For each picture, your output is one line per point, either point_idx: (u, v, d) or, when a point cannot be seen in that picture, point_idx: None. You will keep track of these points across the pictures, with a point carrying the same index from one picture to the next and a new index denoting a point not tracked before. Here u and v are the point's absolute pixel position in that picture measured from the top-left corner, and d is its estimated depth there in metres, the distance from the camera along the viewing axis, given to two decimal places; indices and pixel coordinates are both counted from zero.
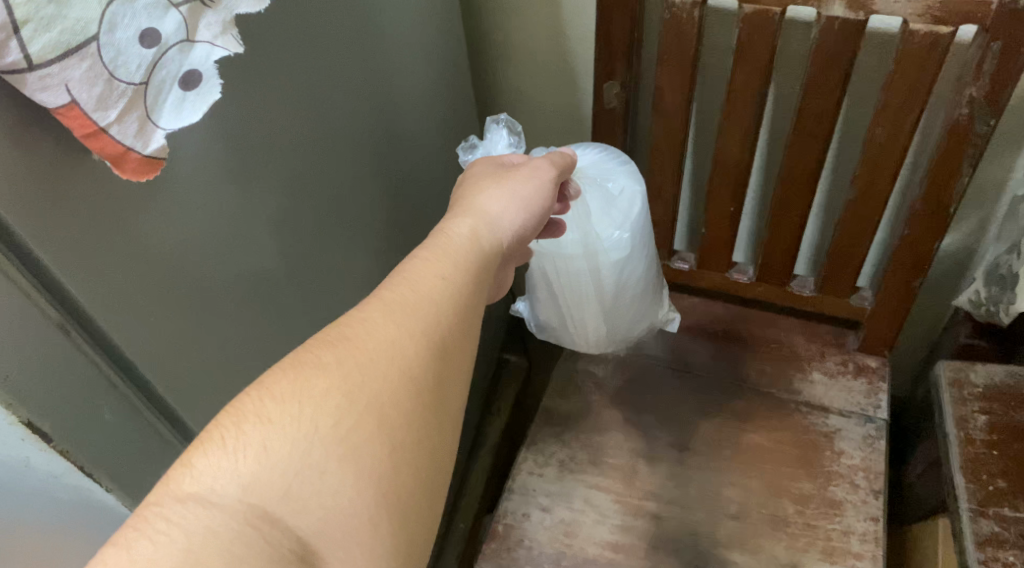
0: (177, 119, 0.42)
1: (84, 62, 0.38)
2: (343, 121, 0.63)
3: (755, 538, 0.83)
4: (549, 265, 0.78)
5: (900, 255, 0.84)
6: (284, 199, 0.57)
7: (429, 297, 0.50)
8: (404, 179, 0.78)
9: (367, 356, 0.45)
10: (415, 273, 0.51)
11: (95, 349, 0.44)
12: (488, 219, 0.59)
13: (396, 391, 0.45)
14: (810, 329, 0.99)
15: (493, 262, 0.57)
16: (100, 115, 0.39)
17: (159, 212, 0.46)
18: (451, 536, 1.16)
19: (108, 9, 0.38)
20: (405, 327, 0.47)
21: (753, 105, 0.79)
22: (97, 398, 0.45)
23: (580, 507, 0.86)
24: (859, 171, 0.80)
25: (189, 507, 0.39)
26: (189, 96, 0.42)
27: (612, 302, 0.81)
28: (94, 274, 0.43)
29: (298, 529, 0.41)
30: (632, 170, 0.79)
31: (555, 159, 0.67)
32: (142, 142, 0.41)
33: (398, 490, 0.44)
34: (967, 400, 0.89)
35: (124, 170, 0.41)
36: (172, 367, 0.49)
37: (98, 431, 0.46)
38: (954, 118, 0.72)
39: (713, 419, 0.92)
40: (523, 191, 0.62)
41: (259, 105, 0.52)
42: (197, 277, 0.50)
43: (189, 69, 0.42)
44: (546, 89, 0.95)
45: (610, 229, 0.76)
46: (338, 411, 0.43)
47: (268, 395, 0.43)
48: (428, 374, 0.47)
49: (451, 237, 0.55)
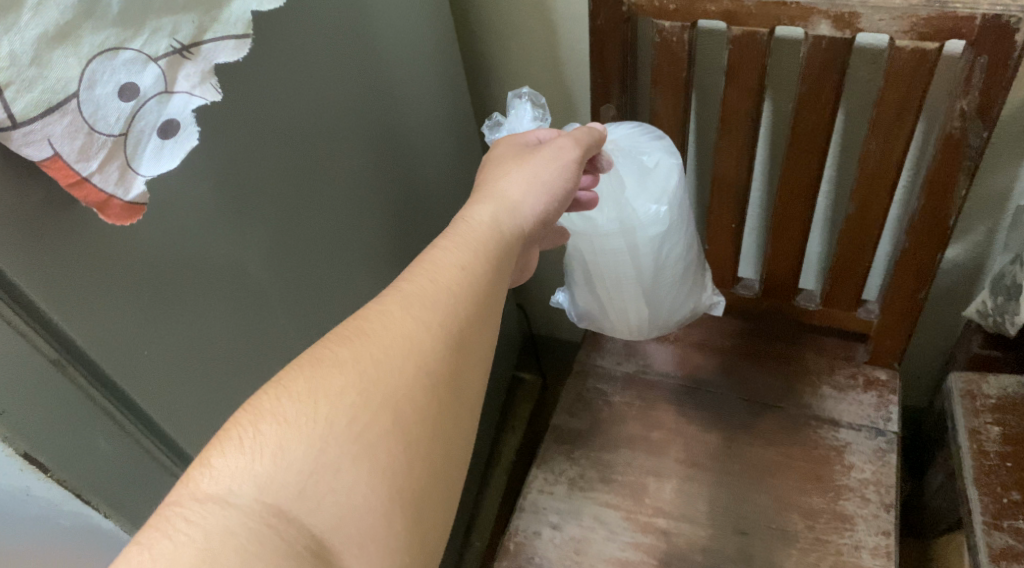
0: (156, 165, 0.44)
1: (65, 117, 0.40)
2: (339, 148, 0.65)
3: (765, 553, 0.82)
4: (585, 244, 0.80)
5: (904, 266, 0.84)
6: (276, 224, 0.59)
7: (447, 287, 0.51)
8: (406, 205, 0.79)
9: (384, 350, 0.46)
10: (434, 264, 0.52)
11: (90, 383, 0.46)
12: (509, 205, 0.59)
13: (411, 384, 0.46)
14: (820, 343, 0.99)
15: (513, 250, 0.57)
16: (83, 165, 0.41)
17: (150, 250, 0.48)
18: (467, 556, 1.16)
19: (88, 67, 0.41)
20: (423, 320, 0.48)
21: (748, 124, 0.80)
22: (90, 429, 0.47)
23: (590, 524, 0.87)
24: (857, 185, 0.80)
25: (208, 508, 0.41)
26: (168, 144, 0.45)
27: (650, 283, 0.81)
28: (92, 310, 0.45)
29: (314, 527, 0.42)
30: (666, 142, 0.80)
31: (581, 136, 0.66)
32: (123, 189, 0.43)
33: (413, 482, 0.44)
34: (980, 411, 0.88)
35: (108, 216, 0.43)
36: (168, 399, 0.51)
37: (94, 459, 0.48)
38: (947, 130, 0.72)
39: (723, 434, 0.92)
40: (545, 174, 0.62)
41: (247, 142, 0.54)
42: (193, 311, 0.52)
43: (167, 119, 0.45)
44: (547, 113, 0.97)
45: (647, 203, 0.77)
46: (354, 408, 0.44)
47: (285, 394, 0.44)
48: (445, 366, 0.48)
49: (471, 225, 0.56)
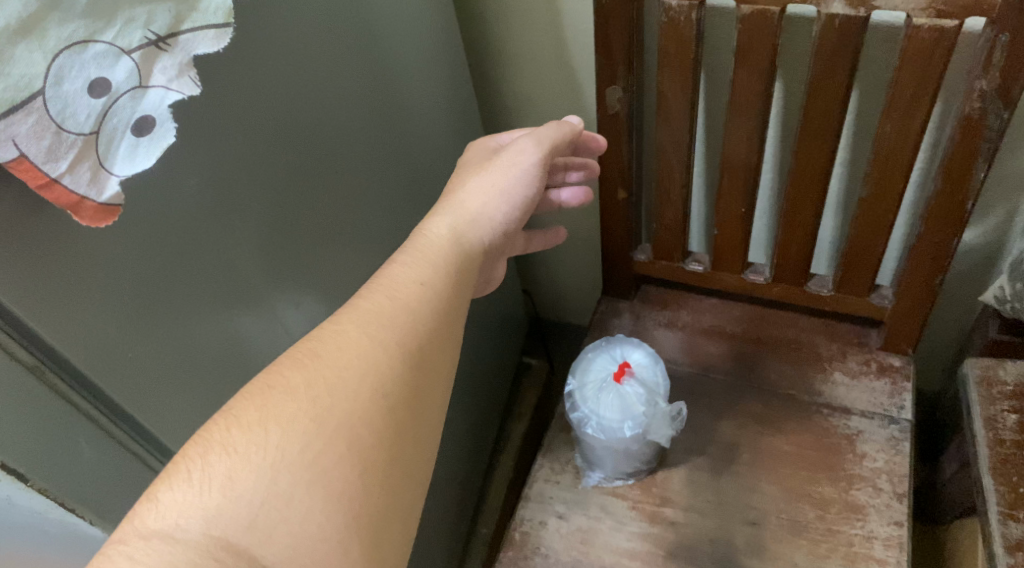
0: (131, 166, 0.43)
1: (30, 117, 0.39)
2: (336, 138, 0.63)
3: (774, 544, 0.81)
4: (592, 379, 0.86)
5: (918, 252, 0.81)
6: (274, 218, 0.57)
7: (406, 303, 0.50)
8: (407, 192, 0.77)
9: (337, 374, 0.45)
10: (393, 279, 0.51)
11: (68, 387, 0.45)
12: (467, 215, 0.58)
13: (366, 406, 0.45)
14: (831, 329, 0.96)
15: (473, 261, 0.56)
16: (51, 167, 0.40)
17: (133, 248, 0.46)
18: (474, 542, 1.16)
19: (55, 62, 0.39)
20: (379, 339, 0.47)
21: (759, 106, 0.77)
22: (72, 433, 0.46)
23: (597, 514, 0.85)
24: (871, 168, 0.77)
25: (154, 545, 0.40)
26: (143, 142, 0.43)
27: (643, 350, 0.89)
28: (74, 310, 0.44)
29: (265, 559, 0.40)
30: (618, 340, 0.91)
31: (545, 134, 0.63)
32: (96, 190, 0.42)
33: (369, 508, 0.43)
34: (996, 398, 0.85)
35: (81, 218, 0.42)
36: (157, 403, 0.50)
37: (77, 465, 0.47)
38: (965, 111, 0.69)
39: (731, 422, 0.90)
40: (505, 181, 0.61)
41: (242, 133, 0.52)
42: (185, 310, 0.50)
43: (141, 115, 0.43)
44: (552, 94, 0.94)
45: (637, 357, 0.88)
46: (306, 433, 0.43)
47: (235, 425, 0.43)
48: (404, 387, 0.46)
49: (429, 237, 0.55)
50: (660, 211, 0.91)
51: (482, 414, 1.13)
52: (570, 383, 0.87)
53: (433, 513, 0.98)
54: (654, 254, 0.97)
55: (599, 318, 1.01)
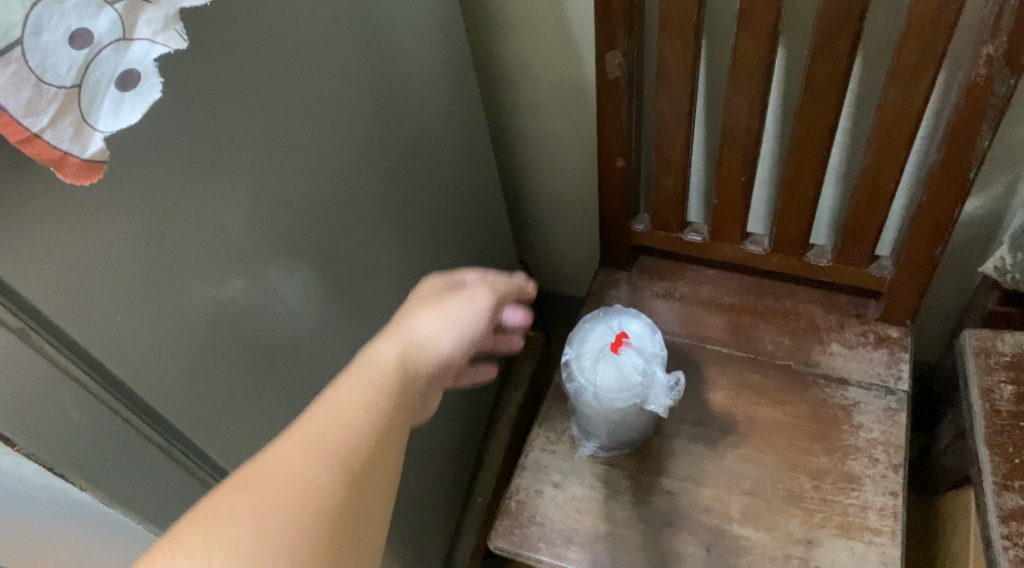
0: (116, 121, 0.41)
1: (7, 67, 0.37)
2: (329, 99, 0.62)
3: (769, 514, 0.81)
4: (589, 348, 0.86)
5: (918, 223, 0.81)
6: (267, 181, 0.56)
7: (350, 425, 0.48)
8: (403, 157, 0.76)
9: (282, 493, 0.43)
10: (335, 401, 0.49)
11: (59, 351, 0.43)
12: (415, 341, 0.57)
13: (309, 529, 0.43)
14: (829, 300, 0.96)
15: (415, 386, 0.54)
16: (32, 121, 0.38)
17: (118, 209, 0.44)
18: (470, 511, 1.16)
19: (33, 12, 0.38)
20: (322, 460, 0.45)
21: (761, 71, 0.76)
22: (58, 398, 0.44)
23: (592, 483, 0.85)
24: (873, 136, 0.76)
25: None
26: (127, 96, 0.42)
27: (641, 320, 0.88)
28: (63, 278, 0.42)
29: None
30: (613, 310, 0.90)
31: (497, 286, 0.66)
32: (80, 145, 0.40)
33: None
34: (994, 369, 0.85)
35: (65, 175, 0.40)
36: (155, 377, 0.48)
37: (68, 433, 0.45)
38: (971, 78, 0.68)
39: (727, 392, 0.90)
40: (456, 317, 0.60)
41: (233, 94, 0.51)
42: (177, 277, 0.49)
43: (125, 69, 0.42)
44: (550, 60, 0.93)
45: (634, 326, 0.87)
46: (251, 558, 0.41)
47: (171, 553, 0.40)
48: (347, 506, 0.44)
49: (375, 361, 0.53)
50: (659, 180, 0.90)
51: (479, 384, 1.13)
52: (567, 352, 0.86)
53: (430, 482, 0.98)
54: (653, 224, 0.96)
55: (596, 289, 1.01)
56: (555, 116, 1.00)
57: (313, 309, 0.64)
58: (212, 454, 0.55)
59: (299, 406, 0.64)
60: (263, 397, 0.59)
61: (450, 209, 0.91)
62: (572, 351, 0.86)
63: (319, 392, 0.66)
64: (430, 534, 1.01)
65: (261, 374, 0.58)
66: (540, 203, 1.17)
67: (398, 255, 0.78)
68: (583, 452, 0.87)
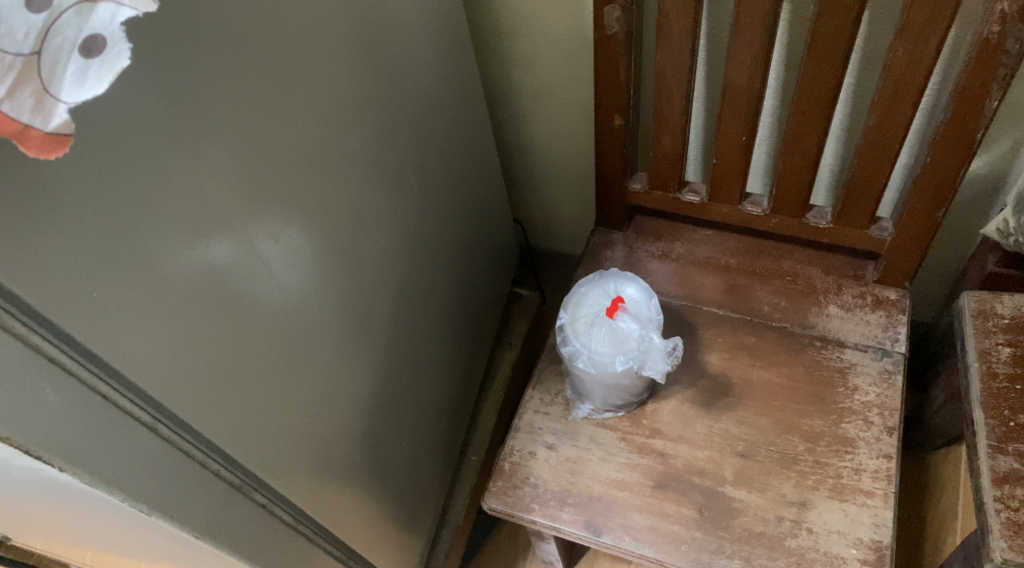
0: (79, 90, 0.38)
1: None
2: (314, 55, 0.59)
3: (762, 476, 0.80)
4: (584, 313, 0.84)
5: (922, 184, 0.79)
6: (248, 143, 0.53)
7: None
8: (395, 114, 0.74)
9: None
10: None
11: (32, 331, 0.42)
12: None
13: None
14: (827, 261, 0.94)
15: None
16: None
17: (87, 175, 0.42)
18: (464, 469, 1.16)
19: None
20: None
21: (764, 27, 0.73)
22: (34, 375, 0.42)
23: (586, 445, 0.85)
24: (880, 95, 0.74)
25: None
26: (92, 64, 0.38)
27: (638, 283, 0.87)
28: (32, 253, 0.40)
29: None
30: (610, 272, 0.89)
31: None
32: (42, 118, 0.37)
33: None
34: (992, 331, 0.82)
35: (27, 149, 0.37)
36: (137, 353, 0.47)
37: (47, 418, 0.43)
38: (983, 36, 0.66)
39: (723, 354, 0.89)
40: None
41: (210, 52, 0.49)
42: (159, 250, 0.47)
43: (90, 33, 0.39)
44: (546, 10, 0.89)
45: (631, 291, 0.86)
46: None
47: None
48: None
49: None
50: (656, 138, 0.88)
51: (472, 343, 1.11)
52: (562, 317, 0.85)
53: (424, 442, 0.97)
54: (650, 184, 0.94)
55: (591, 249, 0.99)
56: (550, 70, 0.97)
57: (302, 275, 0.62)
58: (200, 429, 0.53)
59: (286, 373, 0.62)
60: (250, 366, 0.57)
61: (443, 167, 0.89)
62: (567, 317, 0.85)
63: (307, 358, 0.65)
64: (424, 493, 1.01)
65: (248, 342, 0.57)
66: (536, 160, 1.14)
67: (388, 215, 0.76)
68: (577, 414, 0.87)
